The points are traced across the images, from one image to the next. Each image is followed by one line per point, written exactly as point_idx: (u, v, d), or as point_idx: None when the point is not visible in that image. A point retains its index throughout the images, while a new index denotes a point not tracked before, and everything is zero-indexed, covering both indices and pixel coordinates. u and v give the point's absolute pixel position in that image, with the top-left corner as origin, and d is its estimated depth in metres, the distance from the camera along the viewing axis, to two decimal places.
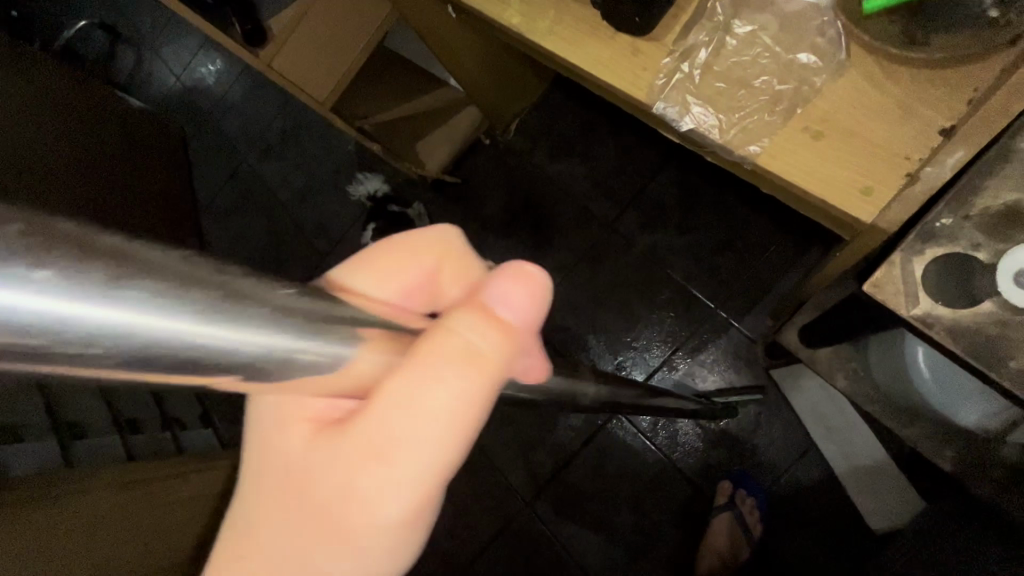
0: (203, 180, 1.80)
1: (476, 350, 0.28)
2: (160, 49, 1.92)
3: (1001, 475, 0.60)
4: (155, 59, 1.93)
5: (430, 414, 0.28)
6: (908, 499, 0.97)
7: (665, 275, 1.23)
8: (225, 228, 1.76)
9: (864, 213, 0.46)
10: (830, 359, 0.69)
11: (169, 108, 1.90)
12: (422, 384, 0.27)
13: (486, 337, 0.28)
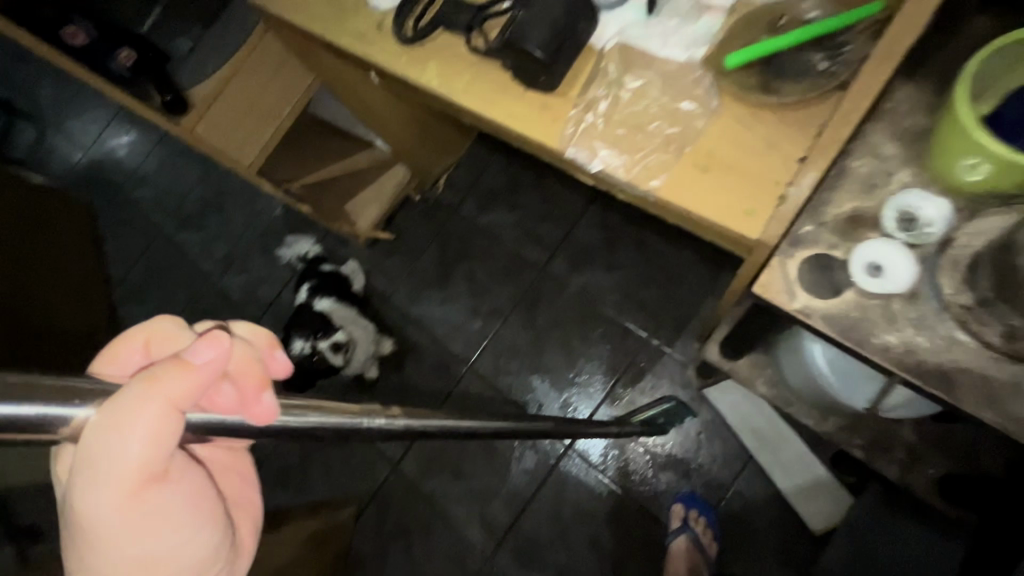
0: (116, 255, 1.70)
1: (159, 376, 0.31)
2: (63, 123, 1.84)
3: (904, 456, 0.66)
4: (58, 133, 1.84)
5: (127, 434, 0.31)
6: (838, 496, 1.03)
7: (598, 311, 1.29)
8: (142, 303, 1.65)
9: (752, 228, 0.53)
10: (749, 368, 0.74)
11: (75, 183, 1.79)
12: (120, 415, 0.30)
13: (171, 370, 0.31)
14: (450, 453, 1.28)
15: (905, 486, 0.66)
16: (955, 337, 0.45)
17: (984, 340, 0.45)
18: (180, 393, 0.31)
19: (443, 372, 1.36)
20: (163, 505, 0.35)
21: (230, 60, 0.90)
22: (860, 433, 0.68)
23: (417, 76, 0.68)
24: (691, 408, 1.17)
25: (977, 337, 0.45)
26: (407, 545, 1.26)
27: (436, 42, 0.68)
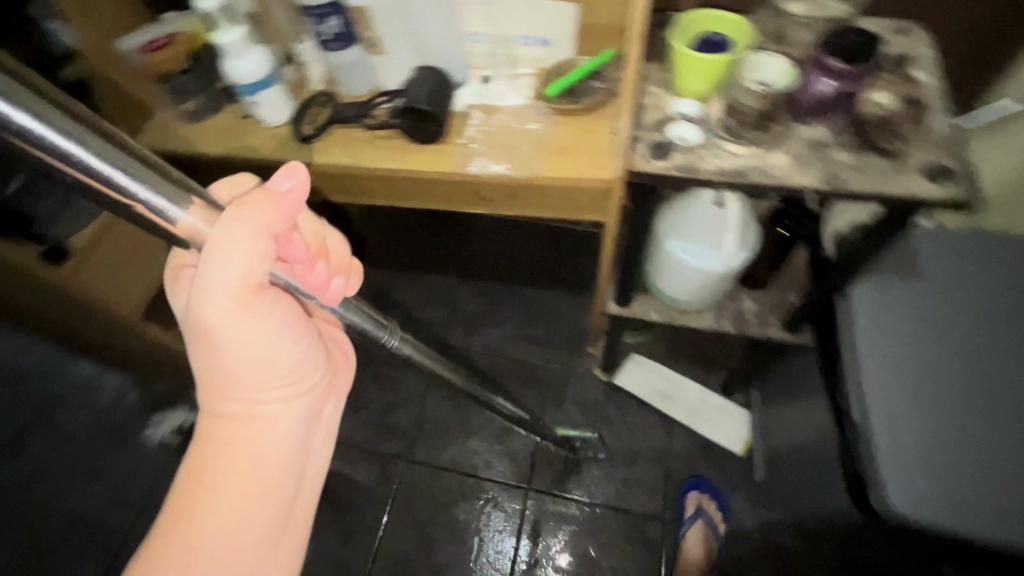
0: None
1: (252, 208, 0.41)
2: None
3: (756, 318, 0.93)
4: None
5: (230, 248, 0.40)
6: (739, 415, 1.27)
7: (505, 359, 1.42)
8: None
9: (606, 170, 0.77)
10: (641, 305, 0.96)
11: None
12: (234, 231, 0.40)
13: (260, 205, 0.41)
14: (416, 556, 1.21)
15: (767, 336, 0.92)
16: (724, 149, 0.61)
17: (742, 145, 0.61)
18: (270, 220, 0.41)
19: (380, 477, 1.29)
20: (262, 297, 0.45)
21: (111, 204, 0.93)
22: (726, 314, 0.93)
23: (324, 157, 0.85)
24: (612, 403, 1.34)
25: (737, 143, 0.61)
26: None
27: (330, 134, 0.87)
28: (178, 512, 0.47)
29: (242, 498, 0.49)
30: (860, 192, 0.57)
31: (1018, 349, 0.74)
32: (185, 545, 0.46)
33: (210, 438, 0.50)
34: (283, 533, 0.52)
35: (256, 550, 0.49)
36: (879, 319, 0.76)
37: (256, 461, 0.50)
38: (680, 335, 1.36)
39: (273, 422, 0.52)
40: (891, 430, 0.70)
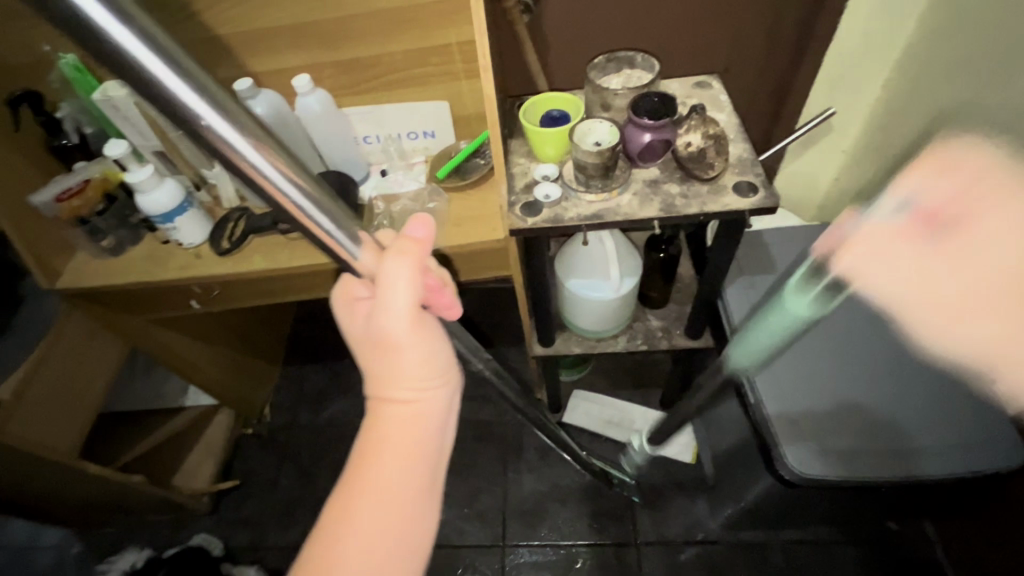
0: None
1: (406, 250, 0.51)
2: None
3: (663, 332, 1.05)
4: None
5: (393, 281, 0.51)
6: (681, 425, 1.36)
7: (460, 422, 1.46)
8: None
9: (498, 231, 0.90)
10: (563, 341, 1.06)
11: None
12: (395, 267, 0.50)
13: (407, 246, 0.52)
14: None
15: (676, 346, 1.03)
16: (582, 199, 0.74)
17: (596, 193, 0.75)
18: (420, 256, 0.52)
19: None
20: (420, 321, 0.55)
21: (37, 348, 0.95)
22: (637, 334, 1.04)
23: (247, 266, 0.95)
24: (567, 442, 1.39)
25: (591, 192, 0.75)
26: None
27: (248, 245, 0.97)
28: (354, 483, 0.53)
29: (406, 476, 0.54)
30: (693, 212, 0.71)
31: (863, 310, 0.88)
32: (362, 510, 0.52)
33: (378, 427, 0.56)
34: (431, 511, 0.56)
35: (415, 525, 0.53)
36: (754, 309, 0.90)
37: (415, 444, 0.55)
38: (615, 363, 1.46)
39: (432, 409, 0.58)
40: (780, 400, 0.83)
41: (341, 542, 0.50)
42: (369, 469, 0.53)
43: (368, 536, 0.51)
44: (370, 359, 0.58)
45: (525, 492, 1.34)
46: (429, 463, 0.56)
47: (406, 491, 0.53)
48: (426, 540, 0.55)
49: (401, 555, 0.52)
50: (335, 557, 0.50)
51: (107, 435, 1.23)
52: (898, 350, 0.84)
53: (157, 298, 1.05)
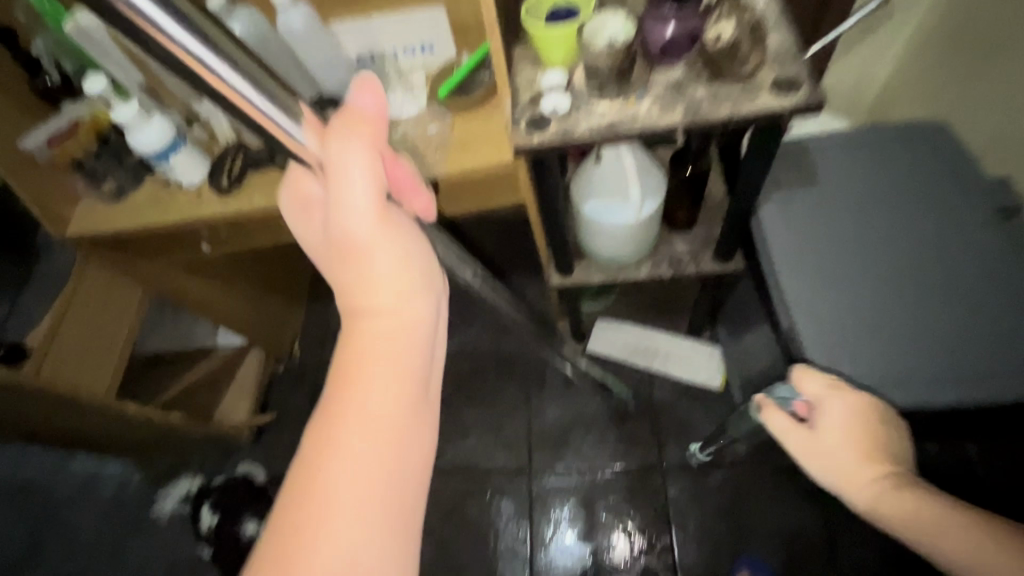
0: None
1: (356, 127, 0.48)
2: None
3: (689, 256, 0.98)
4: None
5: (346, 165, 0.47)
6: (710, 352, 1.32)
7: (483, 355, 1.46)
8: None
9: (506, 153, 0.82)
10: (582, 270, 1.00)
11: None
12: (345, 147, 0.47)
13: (356, 125, 0.48)
14: (437, 557, 1.25)
15: (703, 271, 0.96)
16: (595, 109, 0.66)
17: (610, 102, 0.66)
18: (373, 134, 0.49)
19: None
20: (387, 214, 0.52)
21: (59, 296, 0.97)
22: (661, 260, 0.98)
23: (247, 206, 0.91)
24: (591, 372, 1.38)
25: (605, 101, 0.66)
26: None
27: (248, 183, 0.93)
28: (339, 397, 0.48)
29: (396, 383, 0.49)
30: (722, 118, 0.62)
31: (912, 226, 0.80)
32: (352, 422, 0.47)
33: (356, 344, 0.51)
34: (430, 420, 0.52)
35: (408, 447, 0.48)
36: (788, 226, 0.82)
37: (401, 349, 0.51)
38: (640, 291, 1.40)
39: (416, 313, 0.53)
40: (815, 321, 0.76)
41: (333, 458, 0.45)
42: (348, 392, 0.48)
43: (354, 462, 0.46)
44: (338, 269, 0.54)
45: (549, 420, 1.35)
46: (416, 381, 0.51)
47: (391, 411, 0.48)
48: (429, 450, 0.51)
49: (402, 467, 0.48)
50: (327, 475, 0.45)
51: (145, 375, 1.28)
52: (945, 262, 0.76)
53: (168, 243, 1.04)
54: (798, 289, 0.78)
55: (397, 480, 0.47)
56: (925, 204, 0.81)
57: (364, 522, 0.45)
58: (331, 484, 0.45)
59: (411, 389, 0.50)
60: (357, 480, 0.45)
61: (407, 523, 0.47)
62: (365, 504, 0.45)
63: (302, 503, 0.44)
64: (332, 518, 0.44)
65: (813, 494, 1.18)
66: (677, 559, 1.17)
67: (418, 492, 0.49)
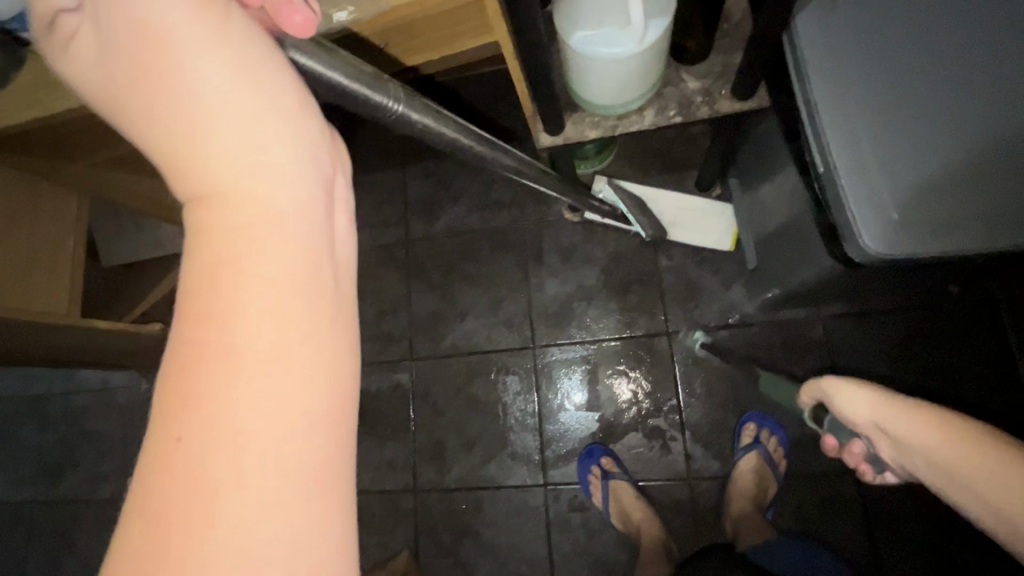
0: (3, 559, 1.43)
1: None
2: None
3: (702, 97, 0.81)
4: None
5: None
6: (721, 209, 1.20)
7: (474, 234, 1.35)
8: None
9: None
10: (574, 125, 0.85)
11: None
12: None
13: None
14: (449, 434, 1.27)
15: (718, 113, 0.81)
16: None
17: None
18: None
19: (394, 382, 1.32)
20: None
21: None
22: (668, 102, 0.82)
23: None
24: (591, 241, 1.28)
25: None
26: (476, 539, 1.22)
27: None
28: (184, 368, 0.30)
29: (272, 324, 0.30)
30: None
31: (981, 20, 0.63)
32: (208, 411, 0.29)
33: (205, 233, 0.31)
34: (340, 371, 0.32)
35: (315, 384, 0.31)
36: (830, 38, 0.65)
37: (266, 266, 0.31)
38: (642, 146, 1.24)
39: (284, 200, 0.32)
40: (865, 157, 0.62)
41: (192, 470, 0.29)
42: (207, 315, 0.30)
43: (228, 420, 0.29)
44: (137, 113, 0.32)
45: (549, 295, 1.28)
46: (318, 278, 0.32)
47: (279, 332, 0.30)
48: (343, 421, 0.32)
49: (302, 462, 0.30)
50: (196, 456, 0.29)
51: (115, 288, 1.20)
52: (1019, 62, 0.62)
53: (84, 138, 0.88)
54: (843, 117, 0.63)
55: (297, 483, 0.30)
56: None
57: (260, 559, 0.29)
58: (193, 517, 0.28)
59: (312, 298, 0.32)
60: (237, 498, 0.29)
61: (326, 544, 0.31)
62: (255, 487, 0.29)
63: (150, 562, 0.28)
64: (215, 522, 0.28)
65: (824, 346, 1.15)
66: (684, 418, 1.18)
67: (340, 487, 0.32)
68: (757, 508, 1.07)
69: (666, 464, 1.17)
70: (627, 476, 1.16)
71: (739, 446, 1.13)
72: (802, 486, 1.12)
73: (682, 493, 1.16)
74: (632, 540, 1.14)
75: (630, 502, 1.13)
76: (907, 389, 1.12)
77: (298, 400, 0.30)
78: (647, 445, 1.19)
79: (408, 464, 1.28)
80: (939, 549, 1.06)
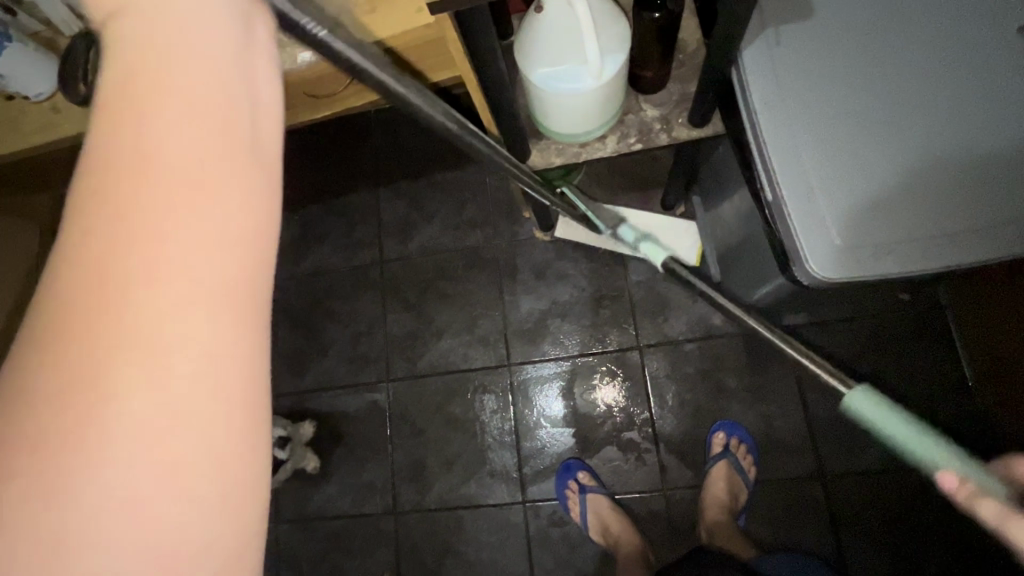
0: None
1: None
2: None
3: (661, 124, 0.85)
4: None
5: None
6: (686, 226, 1.22)
7: (448, 253, 1.36)
8: None
9: (424, 14, 0.64)
10: (541, 152, 0.87)
11: None
12: None
13: None
14: (428, 455, 1.28)
15: (676, 140, 0.84)
16: None
17: None
18: None
19: (371, 404, 1.32)
20: None
21: None
22: (629, 130, 0.85)
23: None
24: (563, 259, 1.31)
25: None
26: (458, 558, 1.22)
27: None
28: (98, 175, 0.28)
29: (195, 146, 0.28)
30: None
31: (918, 55, 0.68)
32: (122, 221, 0.27)
33: (122, 64, 0.28)
34: (264, 212, 0.30)
35: (231, 256, 0.29)
36: (779, 74, 0.69)
37: (178, 82, 0.28)
38: (609, 166, 1.28)
39: (206, 19, 0.29)
40: (815, 174, 0.66)
41: (100, 284, 0.27)
42: (125, 158, 0.28)
43: (139, 269, 0.27)
44: None
45: (524, 312, 1.31)
46: (242, 150, 0.29)
47: (194, 196, 0.28)
48: (264, 260, 0.30)
49: (218, 303, 0.28)
50: (108, 300, 0.27)
51: None
52: (955, 92, 0.66)
53: (56, 169, 0.86)
54: (793, 138, 0.67)
55: (213, 322, 0.28)
56: (932, 27, 0.68)
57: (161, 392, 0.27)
58: (94, 330, 0.27)
59: (237, 170, 0.29)
60: (141, 316, 0.27)
61: (236, 388, 0.29)
62: (161, 352, 0.27)
63: (51, 400, 0.27)
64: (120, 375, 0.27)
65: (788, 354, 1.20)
66: (658, 429, 1.21)
67: (252, 334, 0.30)
68: (730, 516, 1.11)
69: (641, 475, 1.20)
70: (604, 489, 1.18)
71: (710, 455, 1.16)
72: (771, 492, 1.16)
73: (658, 503, 1.19)
74: (611, 552, 1.16)
75: (607, 515, 1.15)
76: (865, 393, 1.17)
77: (210, 272, 0.28)
78: (622, 456, 1.21)
79: (387, 487, 1.28)
80: (900, 550, 1.11)
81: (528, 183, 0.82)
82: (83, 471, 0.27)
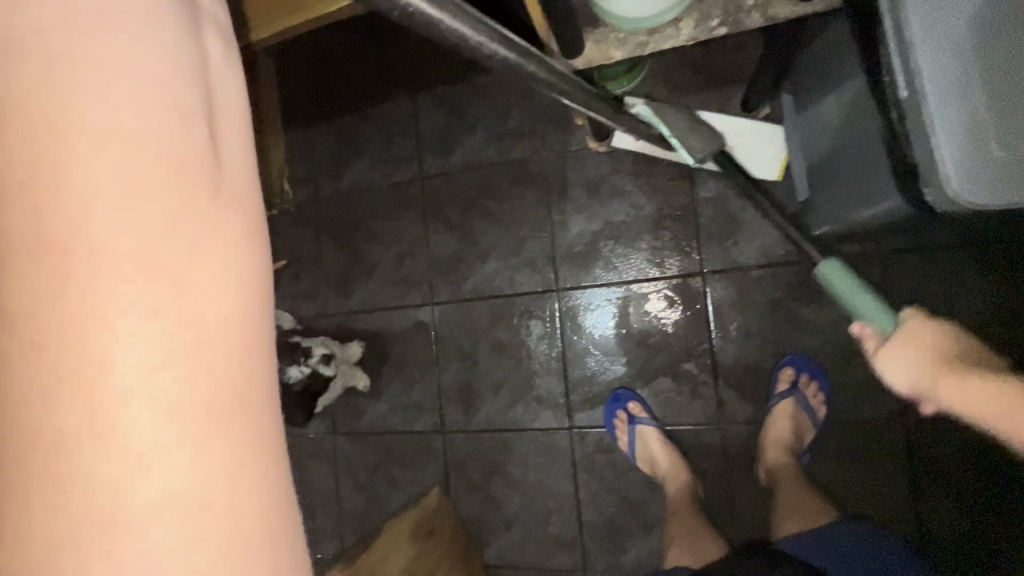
0: None
1: None
2: None
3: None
4: None
5: None
6: (770, 132, 1.03)
7: (491, 168, 1.25)
8: None
9: None
10: (597, 45, 0.71)
11: None
12: None
13: None
14: (475, 379, 1.27)
15: (773, 21, 0.66)
16: None
17: None
18: None
19: (417, 326, 1.30)
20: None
21: None
22: (712, 8, 0.67)
23: None
24: (620, 173, 1.17)
25: None
26: (505, 477, 1.25)
27: None
28: (71, 328, 0.30)
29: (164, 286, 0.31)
30: None
31: None
32: (104, 364, 0.31)
33: (69, 230, 0.30)
34: (234, 244, 0.34)
35: (217, 373, 0.33)
36: None
37: (139, 221, 0.31)
38: (679, 59, 1.08)
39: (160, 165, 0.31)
40: (965, 65, 0.49)
41: (94, 423, 0.31)
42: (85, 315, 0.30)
43: (132, 416, 0.31)
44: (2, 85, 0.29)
45: (574, 234, 1.20)
46: (215, 275, 0.33)
47: (172, 334, 0.32)
48: (252, 361, 0.35)
49: (210, 416, 0.33)
50: (100, 445, 0.31)
51: None
52: None
53: None
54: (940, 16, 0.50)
55: (211, 429, 0.33)
56: None
57: (158, 466, 0.32)
58: (76, 386, 0.31)
59: (215, 295, 0.33)
60: (131, 449, 0.32)
61: (239, 477, 0.35)
62: (162, 472, 0.32)
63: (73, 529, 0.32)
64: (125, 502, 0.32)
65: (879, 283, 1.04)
66: (718, 360, 1.12)
67: (249, 432, 0.35)
68: (792, 456, 1.05)
69: (696, 409, 1.14)
70: (656, 421, 1.14)
71: (775, 393, 1.07)
72: (840, 433, 1.07)
73: (712, 437, 1.13)
74: (659, 482, 1.14)
75: (655, 447, 1.12)
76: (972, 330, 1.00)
77: (196, 390, 0.33)
78: (677, 388, 1.15)
79: (434, 408, 1.29)
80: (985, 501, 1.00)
81: (568, 94, 0.68)
82: (91, 491, 0.32)
